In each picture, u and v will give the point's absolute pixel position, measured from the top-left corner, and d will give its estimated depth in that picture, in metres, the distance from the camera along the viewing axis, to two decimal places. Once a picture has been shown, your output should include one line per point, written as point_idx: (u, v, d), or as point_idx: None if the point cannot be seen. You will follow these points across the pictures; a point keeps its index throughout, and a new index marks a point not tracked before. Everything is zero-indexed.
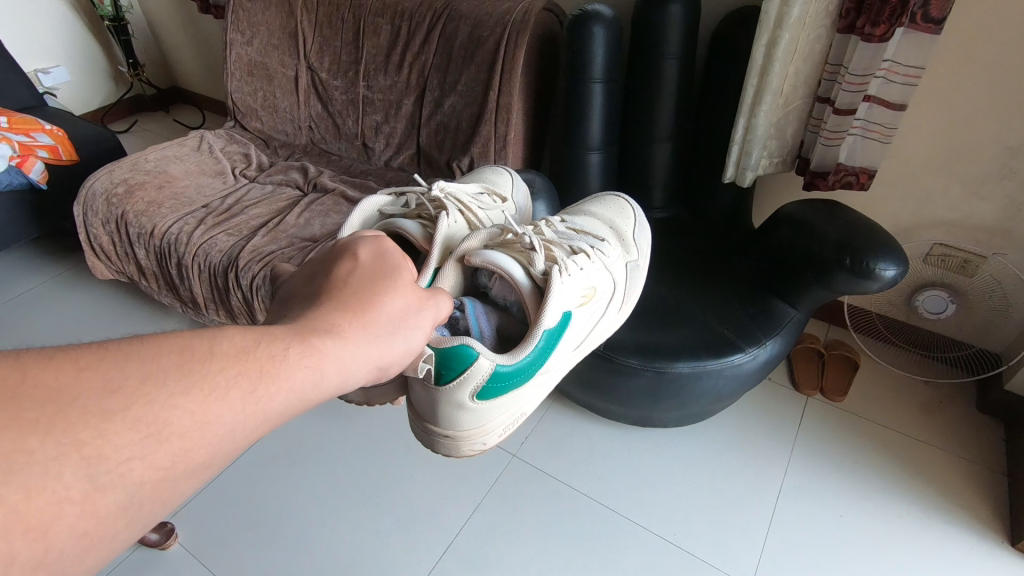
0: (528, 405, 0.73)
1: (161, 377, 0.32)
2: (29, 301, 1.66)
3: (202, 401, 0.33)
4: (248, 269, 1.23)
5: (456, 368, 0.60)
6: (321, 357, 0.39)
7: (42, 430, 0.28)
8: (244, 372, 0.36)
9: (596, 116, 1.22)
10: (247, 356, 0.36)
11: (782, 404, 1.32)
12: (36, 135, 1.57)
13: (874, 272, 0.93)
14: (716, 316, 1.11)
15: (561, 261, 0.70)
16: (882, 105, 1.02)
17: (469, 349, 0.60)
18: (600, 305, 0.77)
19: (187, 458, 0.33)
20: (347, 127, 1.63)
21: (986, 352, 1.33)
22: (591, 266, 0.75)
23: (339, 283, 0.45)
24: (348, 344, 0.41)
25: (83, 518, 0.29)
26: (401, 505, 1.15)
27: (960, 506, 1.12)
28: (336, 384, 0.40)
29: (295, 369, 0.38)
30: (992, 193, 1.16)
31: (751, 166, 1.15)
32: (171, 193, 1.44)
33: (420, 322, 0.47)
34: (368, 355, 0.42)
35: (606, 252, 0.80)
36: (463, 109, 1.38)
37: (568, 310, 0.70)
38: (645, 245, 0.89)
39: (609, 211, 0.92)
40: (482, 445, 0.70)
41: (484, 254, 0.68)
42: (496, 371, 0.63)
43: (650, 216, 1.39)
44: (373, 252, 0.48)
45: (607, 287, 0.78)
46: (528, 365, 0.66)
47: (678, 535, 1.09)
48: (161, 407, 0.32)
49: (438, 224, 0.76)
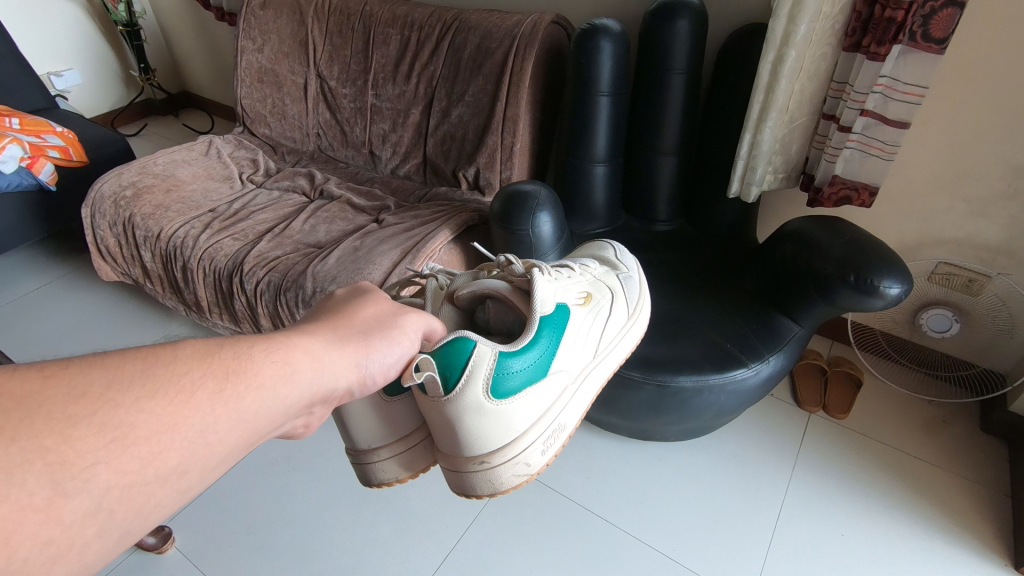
0: (564, 418, 0.70)
1: (126, 382, 0.33)
2: (35, 301, 1.66)
3: (168, 403, 0.33)
4: (252, 273, 1.23)
5: (454, 365, 0.58)
6: (288, 352, 0.41)
7: (8, 437, 0.28)
8: (209, 371, 0.36)
9: (602, 129, 1.23)
10: (210, 358, 0.37)
11: (783, 420, 1.32)
12: (45, 136, 1.58)
13: (879, 289, 0.93)
14: (718, 329, 1.11)
15: (541, 267, 0.71)
16: (881, 121, 1.02)
17: (470, 339, 0.58)
18: (603, 310, 0.76)
19: (158, 462, 0.33)
20: (354, 135, 1.64)
21: (990, 372, 1.32)
22: (577, 277, 0.76)
23: (318, 310, 0.51)
24: (318, 342, 0.43)
25: (46, 526, 0.28)
26: (400, 514, 1.15)
27: (963, 527, 1.11)
28: (310, 377, 0.41)
29: (263, 365, 0.39)
30: (996, 213, 1.16)
31: (756, 181, 1.15)
32: (178, 197, 1.45)
33: (401, 325, 0.51)
34: (339, 354, 0.44)
35: (591, 266, 0.82)
36: (470, 119, 1.39)
37: (563, 304, 0.69)
38: (632, 263, 0.89)
39: (588, 248, 0.95)
40: (526, 469, 0.66)
41: (466, 284, 0.66)
42: (500, 361, 0.61)
43: (653, 228, 1.40)
44: (350, 288, 0.54)
45: (603, 292, 0.77)
46: (535, 355, 0.64)
47: (679, 550, 1.08)
48: (126, 411, 0.32)
49: (429, 280, 0.68)
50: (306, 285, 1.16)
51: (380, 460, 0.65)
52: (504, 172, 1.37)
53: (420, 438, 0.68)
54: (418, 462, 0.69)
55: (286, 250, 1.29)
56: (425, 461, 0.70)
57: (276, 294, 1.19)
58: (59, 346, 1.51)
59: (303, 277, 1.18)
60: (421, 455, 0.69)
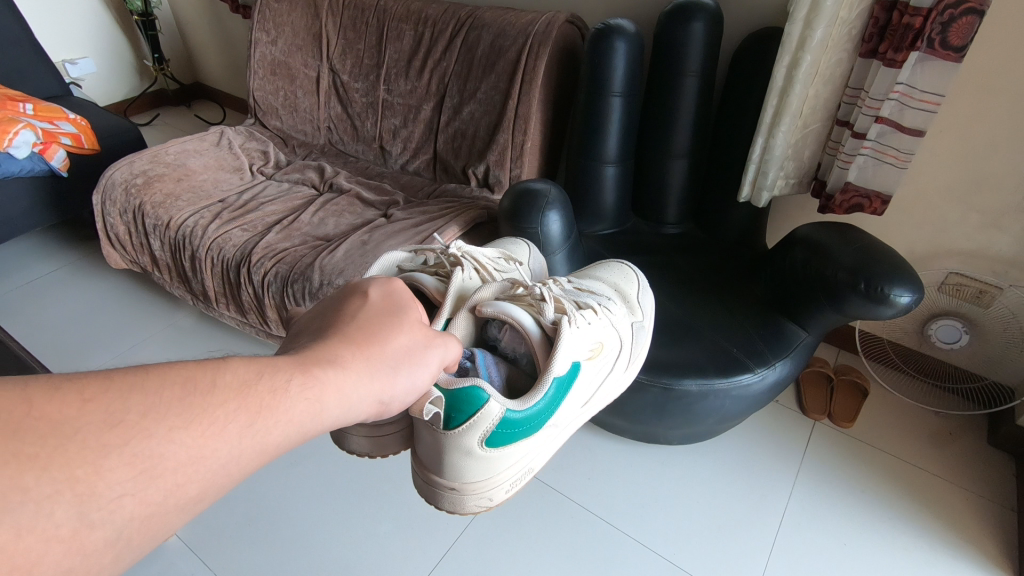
0: (537, 462, 0.70)
1: (163, 411, 0.32)
2: (43, 287, 1.67)
3: (199, 435, 0.33)
4: (260, 265, 1.23)
5: (461, 413, 0.58)
6: (323, 388, 0.40)
7: (39, 466, 0.28)
8: (244, 404, 0.36)
9: (614, 130, 1.22)
10: (247, 390, 0.36)
11: (789, 427, 1.31)
12: (59, 123, 1.59)
13: (889, 297, 0.92)
14: (726, 336, 1.10)
15: (571, 313, 0.68)
16: (896, 128, 1.01)
17: (482, 393, 0.57)
18: (608, 362, 0.75)
19: (179, 493, 0.33)
20: (365, 129, 1.64)
21: (999, 385, 1.31)
22: (599, 322, 0.73)
23: (347, 317, 0.46)
24: (349, 374, 0.42)
25: (70, 555, 0.29)
26: (400, 510, 1.14)
27: (968, 540, 1.10)
28: (337, 412, 0.41)
29: (296, 401, 0.38)
30: (1011, 225, 1.15)
31: (767, 186, 1.14)
32: (189, 186, 1.46)
33: (429, 359, 0.48)
34: (369, 388, 0.43)
35: (612, 310, 0.79)
36: (481, 116, 1.39)
37: (576, 362, 0.67)
38: (648, 309, 0.88)
39: (615, 276, 0.91)
40: (487, 502, 0.66)
41: (493, 302, 0.66)
42: (505, 417, 0.60)
43: (662, 231, 1.39)
44: (383, 293, 0.49)
45: (615, 342, 0.76)
46: (539, 411, 0.64)
47: (680, 555, 1.08)
48: (158, 442, 0.32)
49: (453, 276, 0.69)
50: (313, 278, 1.16)
51: (351, 435, 0.63)
52: (514, 170, 1.36)
53: (396, 428, 0.65)
54: (388, 448, 0.68)
55: (294, 242, 1.29)
56: (395, 448, 0.69)
57: (283, 287, 1.19)
58: (66, 332, 1.52)
59: (310, 269, 1.17)
60: (392, 442, 0.67)
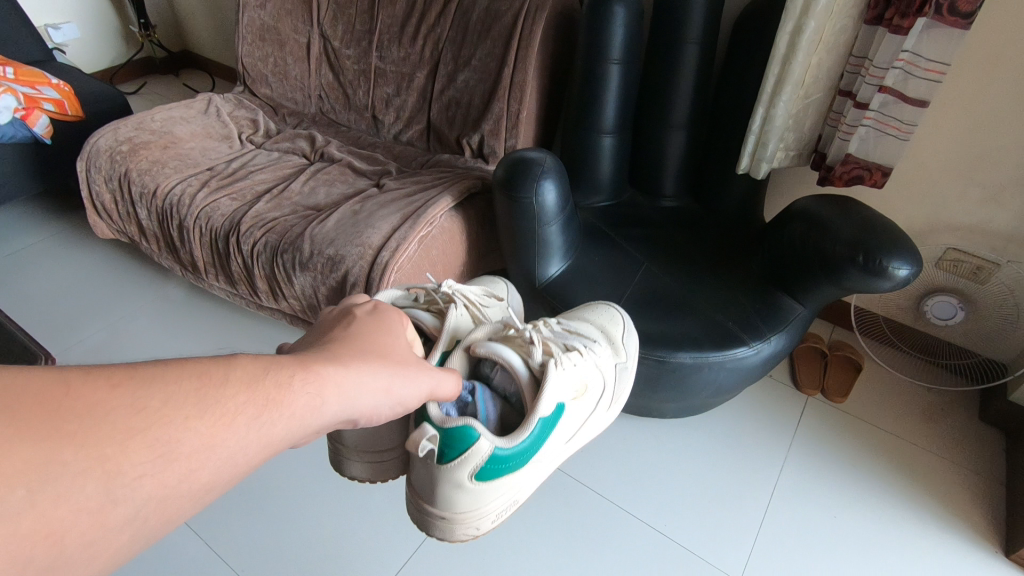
0: (524, 493, 0.68)
1: (177, 398, 0.32)
2: (29, 257, 1.65)
3: (212, 422, 0.33)
4: (249, 234, 1.21)
5: (452, 448, 0.57)
6: (323, 383, 0.39)
7: (70, 439, 0.28)
8: (253, 396, 0.35)
9: (611, 99, 1.20)
10: (257, 381, 0.36)
11: (782, 402, 1.31)
12: (41, 88, 1.54)
13: (888, 270, 0.91)
14: (723, 309, 1.09)
15: (558, 355, 0.68)
16: (899, 99, 0.99)
17: (473, 430, 0.57)
18: (592, 403, 0.74)
19: (192, 478, 0.32)
20: (357, 98, 1.60)
21: (992, 361, 1.31)
22: (583, 364, 0.72)
23: (340, 331, 0.46)
24: (349, 372, 0.41)
25: (92, 528, 0.29)
26: (392, 483, 1.14)
27: (956, 513, 1.11)
28: (339, 409, 0.40)
29: (301, 395, 0.37)
30: (1011, 200, 1.14)
31: (767, 157, 1.12)
32: (176, 154, 1.42)
33: (420, 379, 0.48)
34: (368, 389, 0.42)
35: (598, 351, 0.78)
36: (476, 84, 1.35)
37: (559, 405, 0.65)
38: (634, 350, 0.84)
39: (599, 315, 0.87)
40: (474, 531, 0.65)
41: (487, 342, 0.67)
42: (493, 454, 0.59)
43: (660, 204, 1.37)
44: (372, 310, 0.50)
45: (598, 384, 0.74)
46: (523, 451, 0.62)
47: (671, 527, 1.08)
48: (176, 427, 0.31)
49: (448, 318, 0.69)
50: (303, 248, 1.13)
51: (353, 461, 0.65)
52: (509, 140, 1.34)
53: (396, 455, 0.67)
54: (389, 471, 0.69)
55: (284, 212, 1.26)
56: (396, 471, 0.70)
57: (273, 257, 1.17)
58: (53, 303, 1.50)
59: (300, 239, 1.15)
60: (394, 466, 0.69)
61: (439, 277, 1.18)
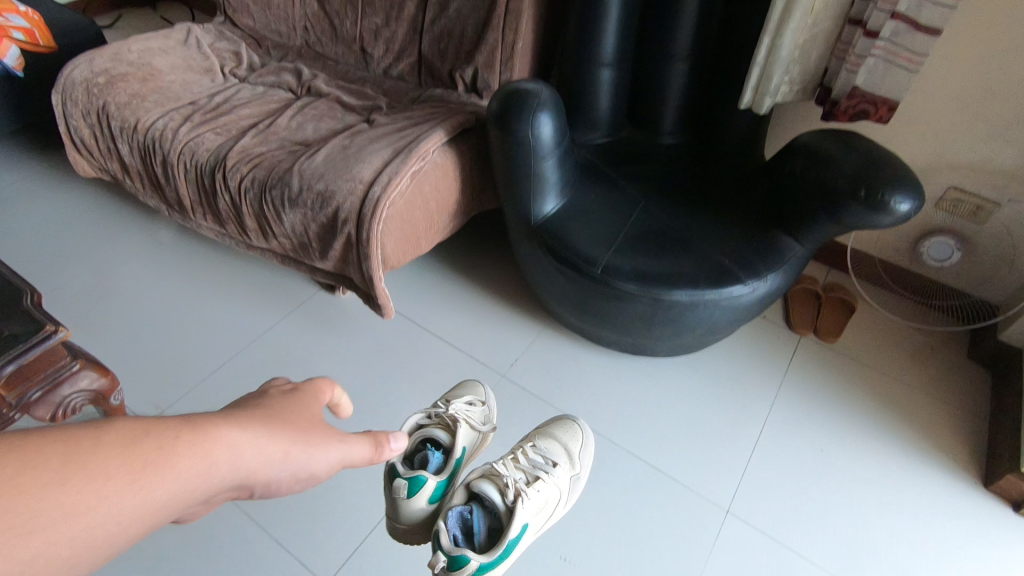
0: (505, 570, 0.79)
1: (40, 463, 0.26)
2: (10, 196, 1.60)
3: (80, 490, 0.26)
4: (236, 170, 1.17)
5: (455, 561, 0.72)
6: (222, 443, 0.32)
7: None
8: (138, 453, 0.28)
9: (611, 28, 1.14)
10: (142, 437, 0.29)
11: (775, 342, 1.32)
12: (8, 15, 1.46)
13: (889, 205, 0.90)
14: (720, 247, 1.08)
15: (526, 490, 0.80)
16: (911, 27, 0.95)
17: (468, 556, 0.72)
18: (548, 511, 0.86)
19: (56, 554, 0.25)
20: (345, 29, 1.52)
21: (984, 302, 1.31)
22: (545, 489, 0.85)
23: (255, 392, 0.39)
24: (256, 430, 0.34)
25: None
26: (387, 419, 1.14)
27: (939, 448, 1.15)
28: (216, 479, 0.32)
29: (195, 453, 0.30)
30: (1017, 137, 1.12)
31: (770, 91, 1.09)
32: (156, 87, 1.36)
33: (343, 443, 0.40)
34: (280, 448, 0.35)
35: (557, 475, 0.89)
36: (469, 13, 1.29)
37: (523, 524, 0.78)
38: (588, 459, 0.96)
39: (564, 428, 0.98)
40: None
41: (477, 479, 0.82)
42: (481, 566, 0.73)
43: (658, 141, 1.33)
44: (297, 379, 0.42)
45: (555, 502, 0.87)
46: (494, 564, 0.74)
47: (662, 460, 1.11)
48: (29, 501, 0.25)
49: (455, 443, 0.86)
50: (292, 183, 1.10)
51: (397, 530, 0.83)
52: (504, 74, 1.29)
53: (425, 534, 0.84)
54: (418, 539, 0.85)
55: (271, 147, 1.22)
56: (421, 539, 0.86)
57: (261, 194, 1.14)
58: (38, 243, 1.46)
59: (289, 175, 1.12)
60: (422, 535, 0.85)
61: (433, 214, 1.16)
